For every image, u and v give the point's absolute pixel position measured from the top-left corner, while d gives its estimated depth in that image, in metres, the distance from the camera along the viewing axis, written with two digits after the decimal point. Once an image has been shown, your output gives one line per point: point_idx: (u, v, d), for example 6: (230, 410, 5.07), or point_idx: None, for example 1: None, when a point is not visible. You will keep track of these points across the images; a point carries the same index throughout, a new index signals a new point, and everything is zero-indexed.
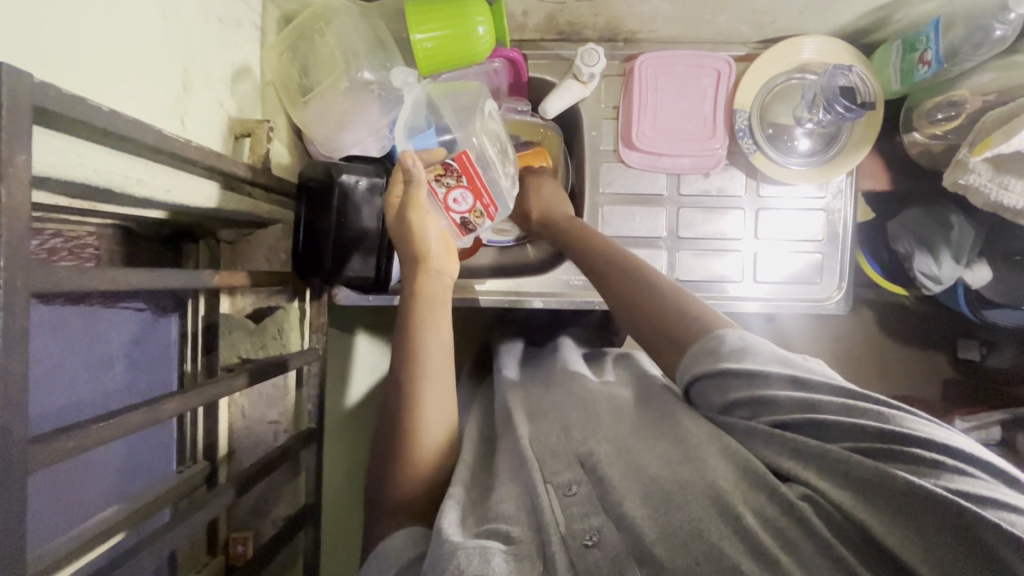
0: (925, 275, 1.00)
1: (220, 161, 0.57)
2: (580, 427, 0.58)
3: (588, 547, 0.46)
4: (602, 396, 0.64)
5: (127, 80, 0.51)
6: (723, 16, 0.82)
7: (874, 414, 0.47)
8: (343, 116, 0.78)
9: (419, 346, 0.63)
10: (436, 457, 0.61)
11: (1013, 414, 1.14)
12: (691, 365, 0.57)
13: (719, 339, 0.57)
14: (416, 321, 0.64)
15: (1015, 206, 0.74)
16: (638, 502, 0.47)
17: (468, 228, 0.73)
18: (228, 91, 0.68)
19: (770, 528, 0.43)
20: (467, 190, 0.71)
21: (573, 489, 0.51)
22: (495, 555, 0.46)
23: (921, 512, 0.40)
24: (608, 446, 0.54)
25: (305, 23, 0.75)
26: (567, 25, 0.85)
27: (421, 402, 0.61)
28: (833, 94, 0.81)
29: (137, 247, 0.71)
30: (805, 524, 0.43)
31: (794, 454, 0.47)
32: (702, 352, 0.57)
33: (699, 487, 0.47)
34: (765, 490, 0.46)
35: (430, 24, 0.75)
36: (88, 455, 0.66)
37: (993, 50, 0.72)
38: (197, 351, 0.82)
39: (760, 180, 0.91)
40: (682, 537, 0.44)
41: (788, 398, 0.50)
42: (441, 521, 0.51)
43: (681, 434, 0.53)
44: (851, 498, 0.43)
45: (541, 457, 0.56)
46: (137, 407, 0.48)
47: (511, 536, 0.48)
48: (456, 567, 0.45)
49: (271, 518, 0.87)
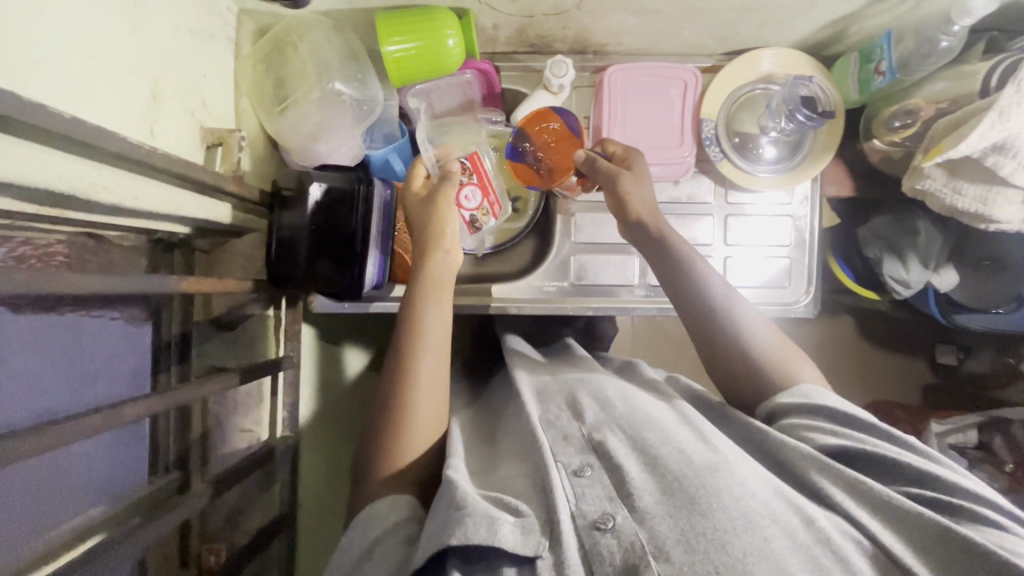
0: (895, 280, 1.02)
1: (189, 169, 0.58)
2: (593, 417, 0.61)
3: (600, 530, 0.49)
4: (614, 390, 0.68)
5: (96, 90, 0.52)
6: (687, 29, 0.85)
7: (924, 470, 0.53)
8: (316, 127, 0.80)
9: (428, 333, 0.67)
10: (428, 437, 0.64)
11: (989, 417, 1.15)
12: (781, 398, 0.64)
13: (820, 393, 0.62)
14: (432, 313, 0.68)
15: (970, 210, 0.76)
16: (657, 501, 0.51)
17: (475, 224, 0.83)
18: (201, 102, 0.69)
19: (800, 548, 0.47)
20: (477, 188, 0.81)
21: (585, 471, 0.54)
22: (502, 524, 0.48)
23: (924, 536, 0.48)
24: (622, 440, 0.58)
25: (279, 35, 0.77)
26: (537, 38, 0.88)
27: (415, 371, 0.65)
28: (795, 104, 0.83)
29: (111, 254, 0.70)
30: (829, 547, 0.47)
31: (835, 478, 0.54)
32: (799, 395, 0.63)
33: (729, 502, 0.49)
34: (792, 508, 0.50)
35: (401, 36, 0.77)
36: (53, 462, 0.66)
37: (941, 60, 0.75)
38: (171, 360, 0.82)
39: (728, 188, 0.93)
40: (703, 543, 0.47)
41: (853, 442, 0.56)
42: (453, 490, 0.53)
43: (708, 445, 0.57)
44: (888, 532, 0.49)
45: (551, 441, 0.58)
46: (97, 411, 0.49)
47: (520, 510, 0.50)
48: (463, 533, 0.47)
49: (246, 528, 0.86)
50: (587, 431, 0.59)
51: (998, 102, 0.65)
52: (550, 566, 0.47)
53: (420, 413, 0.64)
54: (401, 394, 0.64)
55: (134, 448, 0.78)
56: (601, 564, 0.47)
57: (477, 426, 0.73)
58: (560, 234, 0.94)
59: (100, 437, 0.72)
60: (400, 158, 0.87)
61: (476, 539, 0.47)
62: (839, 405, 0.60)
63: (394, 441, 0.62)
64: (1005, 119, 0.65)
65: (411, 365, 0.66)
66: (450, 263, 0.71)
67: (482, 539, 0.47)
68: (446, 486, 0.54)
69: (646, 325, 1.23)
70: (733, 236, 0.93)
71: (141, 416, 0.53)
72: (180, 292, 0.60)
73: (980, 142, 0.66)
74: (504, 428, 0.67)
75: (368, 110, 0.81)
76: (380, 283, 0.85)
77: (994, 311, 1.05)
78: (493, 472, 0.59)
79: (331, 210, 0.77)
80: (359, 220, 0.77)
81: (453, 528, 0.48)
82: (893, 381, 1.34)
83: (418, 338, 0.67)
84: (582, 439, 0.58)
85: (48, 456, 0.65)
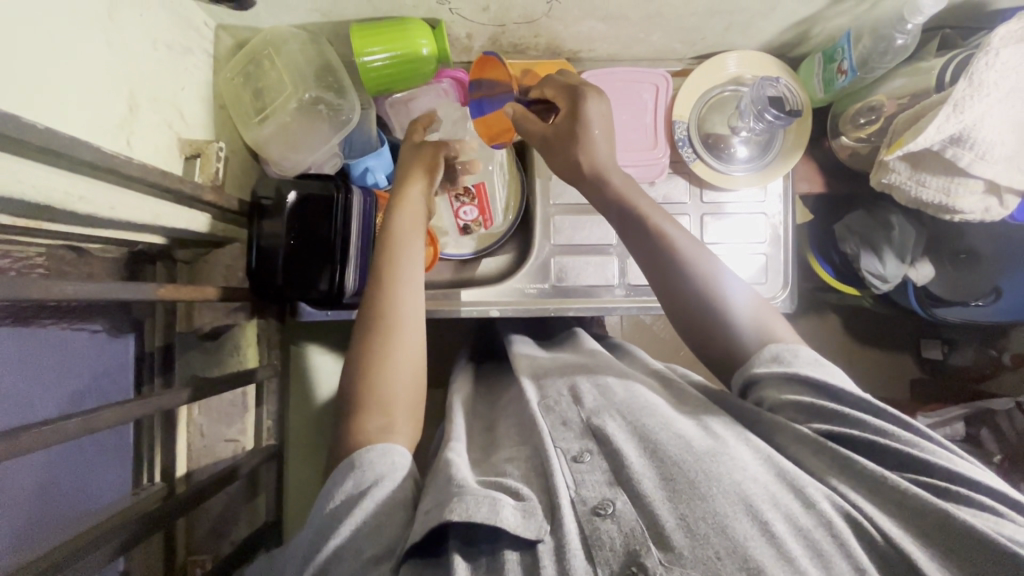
0: (872, 274, 1.02)
1: (165, 179, 0.59)
2: (593, 402, 0.65)
3: (599, 516, 0.51)
4: (616, 379, 0.70)
5: (70, 102, 0.53)
6: (656, 34, 0.88)
7: (920, 445, 0.54)
8: (295, 136, 0.83)
9: (397, 310, 0.68)
10: (407, 387, 0.66)
11: (975, 408, 1.15)
12: (754, 365, 0.64)
13: (792, 352, 0.62)
14: (395, 293, 0.69)
15: (934, 202, 0.78)
16: (657, 486, 0.53)
17: (467, 231, 0.96)
18: (178, 113, 0.70)
19: (801, 537, 0.49)
20: (475, 208, 0.94)
21: (585, 457, 0.57)
22: (504, 507, 0.51)
23: (918, 515, 0.50)
24: (620, 425, 0.61)
25: (255, 49, 0.79)
26: (512, 46, 0.90)
27: (404, 329, 0.68)
28: (764, 104, 0.85)
29: (91, 266, 0.71)
30: (830, 531, 0.49)
31: (827, 457, 0.55)
32: (770, 359, 0.63)
33: (729, 486, 0.51)
34: (792, 490, 0.52)
35: (375, 47, 0.80)
36: (21, 462, 0.66)
37: (898, 57, 0.78)
38: (154, 370, 0.83)
39: (703, 188, 0.95)
40: (704, 527, 0.49)
41: (855, 418, 0.56)
42: (459, 471, 0.57)
43: (704, 429, 0.60)
44: (882, 509, 0.51)
45: (553, 427, 0.62)
46: (71, 416, 0.49)
47: (521, 494, 0.54)
48: (465, 509, 0.50)
49: (230, 540, 0.88)
50: (586, 416, 0.63)
51: (953, 95, 0.68)
52: (550, 549, 0.49)
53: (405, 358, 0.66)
54: (377, 347, 0.66)
55: (110, 455, 0.78)
56: (602, 548, 0.49)
57: (473, 418, 0.74)
58: (540, 236, 0.96)
59: (74, 442, 0.72)
60: (380, 167, 0.90)
61: (478, 516, 0.50)
62: (813, 373, 0.59)
63: (384, 383, 0.65)
64: (959, 111, 0.67)
65: (386, 327, 0.67)
66: (416, 254, 0.73)
67: (485, 517, 0.50)
68: (447, 465, 0.58)
69: (634, 326, 1.24)
70: (710, 235, 0.94)
71: (116, 423, 0.53)
72: (155, 300, 0.59)
73: (937, 134, 0.68)
74: (504, 409, 0.72)
75: (347, 117, 0.83)
76: (361, 288, 0.86)
77: (974, 303, 1.07)
78: (494, 456, 0.62)
79: (315, 213, 0.79)
80: (338, 223, 0.79)
81: (454, 506, 0.51)
82: (878, 376, 1.34)
83: (381, 317, 0.68)
84: (583, 424, 0.62)
85: (22, 464, 0.67)
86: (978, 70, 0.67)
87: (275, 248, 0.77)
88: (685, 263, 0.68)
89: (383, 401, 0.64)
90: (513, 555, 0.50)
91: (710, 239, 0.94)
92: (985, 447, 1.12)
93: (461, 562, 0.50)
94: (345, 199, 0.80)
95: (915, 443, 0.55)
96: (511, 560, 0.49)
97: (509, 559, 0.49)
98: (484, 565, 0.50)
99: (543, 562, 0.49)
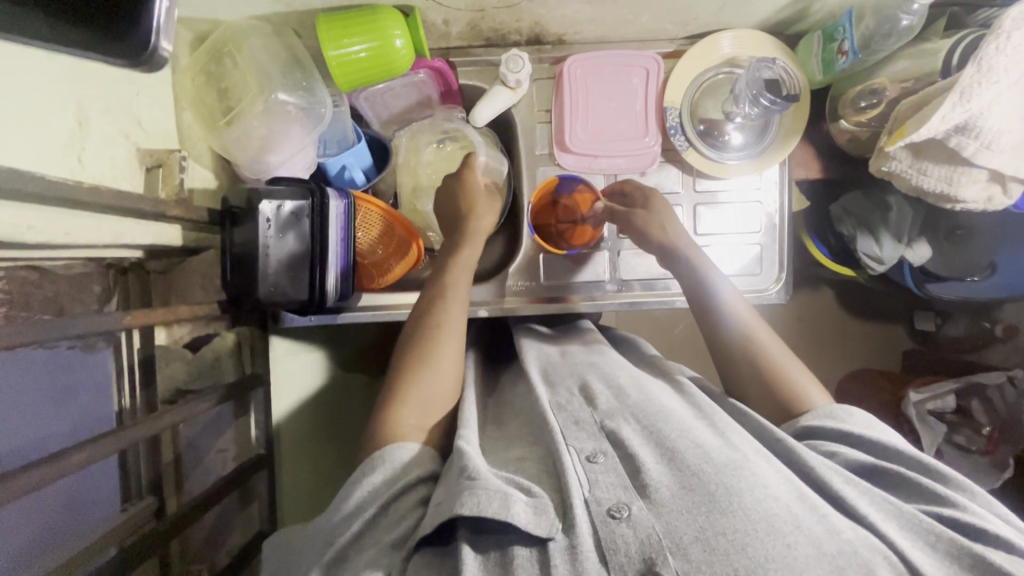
0: (869, 257, 0.97)
1: (124, 199, 0.56)
2: (607, 404, 0.64)
3: (614, 518, 0.50)
4: (627, 378, 0.70)
5: (3, 120, 0.48)
6: (645, 15, 0.84)
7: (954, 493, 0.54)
8: (263, 140, 0.78)
9: (447, 353, 0.70)
10: (442, 388, 0.68)
11: (966, 382, 1.12)
12: (805, 419, 0.65)
13: (845, 411, 0.64)
14: (432, 349, 0.69)
15: (935, 191, 0.75)
16: (677, 495, 0.51)
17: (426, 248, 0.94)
18: (134, 121, 0.65)
19: (824, 560, 0.47)
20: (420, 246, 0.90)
21: (598, 458, 0.56)
22: (516, 502, 0.50)
23: (938, 549, 0.50)
24: (636, 430, 0.60)
25: (214, 47, 0.75)
26: (492, 31, 0.86)
27: (440, 353, 0.69)
28: (757, 88, 0.81)
29: (59, 288, 0.65)
30: (860, 564, 0.47)
31: (854, 485, 0.55)
32: (825, 416, 0.64)
33: (752, 503, 0.50)
34: (815, 514, 0.51)
35: (347, 38, 0.75)
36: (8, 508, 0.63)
37: (901, 40, 0.75)
38: (134, 384, 0.78)
39: (696, 176, 0.91)
40: (723, 544, 0.47)
41: (892, 471, 0.57)
42: (465, 459, 0.55)
43: (726, 441, 0.59)
44: (909, 544, 0.50)
45: (563, 426, 0.61)
46: (35, 466, 0.47)
47: (533, 491, 0.52)
48: (476, 504, 0.49)
49: (227, 549, 0.85)
50: (600, 418, 0.62)
51: (959, 82, 0.64)
52: (562, 548, 0.48)
53: (433, 372, 0.68)
54: (414, 371, 0.68)
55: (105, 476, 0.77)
56: (616, 553, 0.48)
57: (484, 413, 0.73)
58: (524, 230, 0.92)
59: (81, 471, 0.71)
60: (358, 165, 0.87)
61: (489, 511, 0.48)
62: (865, 432, 0.61)
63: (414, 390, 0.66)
64: (965, 100, 0.64)
65: (433, 359, 0.69)
66: (453, 300, 0.74)
67: (496, 512, 0.49)
68: (457, 455, 0.57)
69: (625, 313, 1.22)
70: (703, 225, 0.91)
71: (85, 465, 0.51)
72: (123, 327, 0.58)
73: (941, 125, 0.65)
74: (506, 411, 0.70)
75: (317, 114, 0.79)
76: (344, 293, 0.84)
77: (970, 279, 1.05)
78: (495, 459, 0.61)
79: (289, 223, 0.74)
80: (308, 240, 0.75)
81: (465, 499, 0.50)
82: (871, 349, 1.33)
83: (426, 352, 0.70)
84: (596, 426, 0.61)
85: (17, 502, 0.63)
86: (986, 55, 0.63)
87: (246, 255, 0.74)
88: (718, 290, 0.76)
89: (417, 399, 0.66)
90: (524, 552, 0.49)
91: (704, 229, 0.91)
92: (975, 419, 1.10)
93: (469, 555, 0.49)
94: (321, 204, 0.76)
95: (948, 494, 0.54)
96: (521, 557, 0.48)
97: (519, 556, 0.48)
98: (493, 559, 0.49)
99: (556, 562, 0.47)
